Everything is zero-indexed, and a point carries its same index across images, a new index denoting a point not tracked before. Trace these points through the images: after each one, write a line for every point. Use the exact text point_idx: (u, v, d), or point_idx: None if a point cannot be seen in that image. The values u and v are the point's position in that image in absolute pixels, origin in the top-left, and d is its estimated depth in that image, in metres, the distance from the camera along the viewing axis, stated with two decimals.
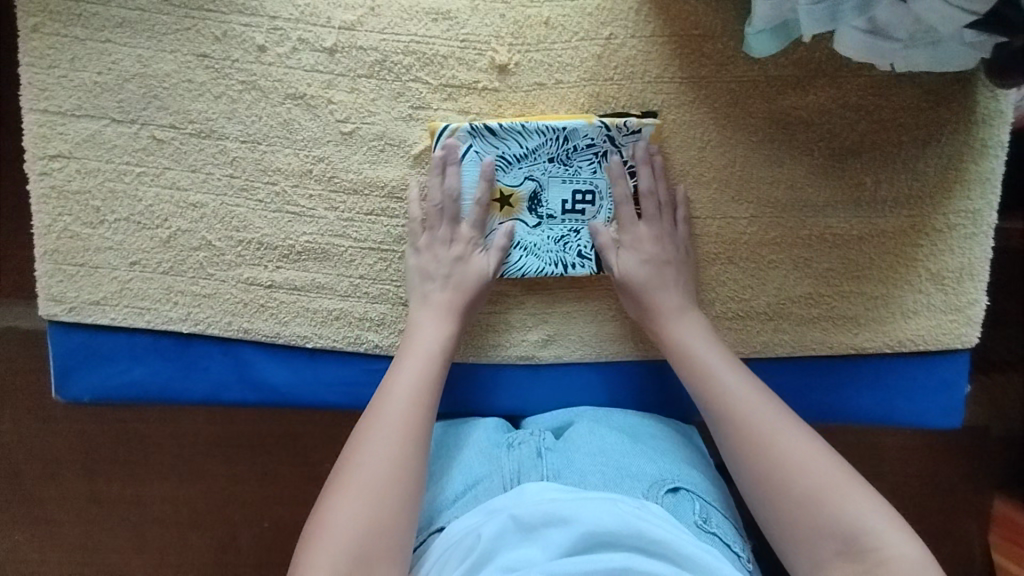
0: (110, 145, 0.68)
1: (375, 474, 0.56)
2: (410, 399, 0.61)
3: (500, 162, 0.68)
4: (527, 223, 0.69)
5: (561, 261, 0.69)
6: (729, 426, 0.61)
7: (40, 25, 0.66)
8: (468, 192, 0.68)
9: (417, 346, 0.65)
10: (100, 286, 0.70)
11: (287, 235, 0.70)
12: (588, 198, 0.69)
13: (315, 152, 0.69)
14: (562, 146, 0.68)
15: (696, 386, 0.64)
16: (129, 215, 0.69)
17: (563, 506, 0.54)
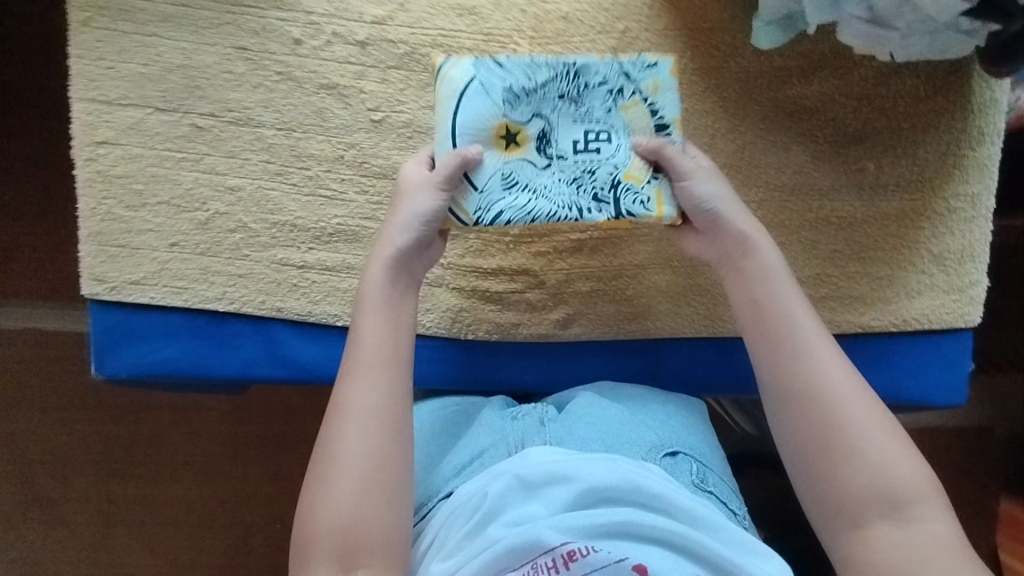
0: (153, 132, 0.72)
1: (359, 447, 0.57)
2: (375, 366, 0.60)
3: (506, 95, 0.65)
4: (535, 164, 0.65)
5: (575, 205, 0.64)
6: (779, 356, 0.61)
7: (92, 19, 0.70)
8: (466, 124, 0.64)
9: (371, 295, 0.62)
10: (140, 267, 0.73)
11: (319, 218, 0.73)
12: (603, 137, 0.65)
13: (347, 139, 0.72)
14: (573, 83, 0.66)
15: (757, 319, 0.63)
16: (168, 198, 0.72)
17: (567, 462, 0.57)
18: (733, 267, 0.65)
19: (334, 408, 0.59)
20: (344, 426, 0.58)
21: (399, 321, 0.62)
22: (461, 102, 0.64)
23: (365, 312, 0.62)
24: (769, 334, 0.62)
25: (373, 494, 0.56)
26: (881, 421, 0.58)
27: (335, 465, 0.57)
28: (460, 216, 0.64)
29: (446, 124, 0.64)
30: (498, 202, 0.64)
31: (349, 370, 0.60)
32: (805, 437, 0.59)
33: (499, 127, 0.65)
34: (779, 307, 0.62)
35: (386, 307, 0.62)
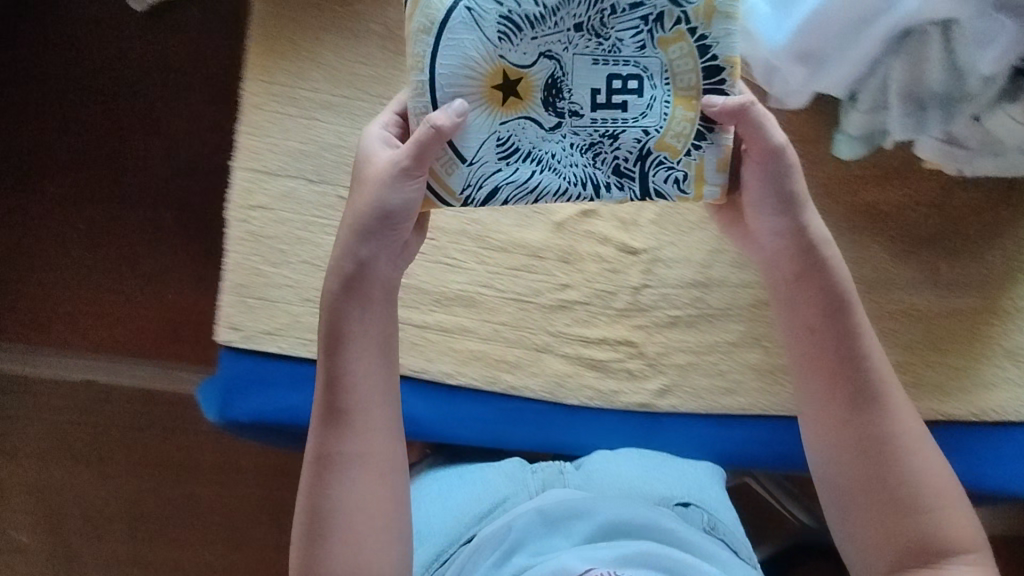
0: (303, 200, 0.81)
1: (360, 491, 0.59)
2: (355, 413, 0.60)
3: (504, 27, 0.56)
4: (542, 123, 0.58)
5: (589, 179, 0.59)
6: (840, 404, 0.61)
7: (264, 104, 0.82)
8: (449, 71, 0.57)
9: (345, 331, 0.60)
10: (274, 318, 0.79)
11: (442, 282, 0.80)
12: (632, 84, 0.57)
13: (472, 215, 0.81)
14: (594, 10, 0.57)
15: (818, 360, 0.62)
16: (308, 258, 0.80)
17: (585, 500, 0.67)
18: (790, 274, 0.62)
19: (318, 459, 0.60)
20: (335, 478, 0.59)
21: (385, 352, 0.61)
22: (451, 32, 0.56)
23: (344, 352, 0.60)
24: (823, 376, 0.62)
25: (375, 541, 0.58)
26: (935, 473, 0.60)
27: (329, 521, 0.59)
28: (449, 196, 0.59)
29: (424, 68, 0.57)
30: (495, 175, 0.59)
31: (329, 417, 0.60)
32: (861, 487, 0.60)
33: (494, 71, 0.57)
34: (839, 346, 0.62)
35: (366, 345, 0.60)
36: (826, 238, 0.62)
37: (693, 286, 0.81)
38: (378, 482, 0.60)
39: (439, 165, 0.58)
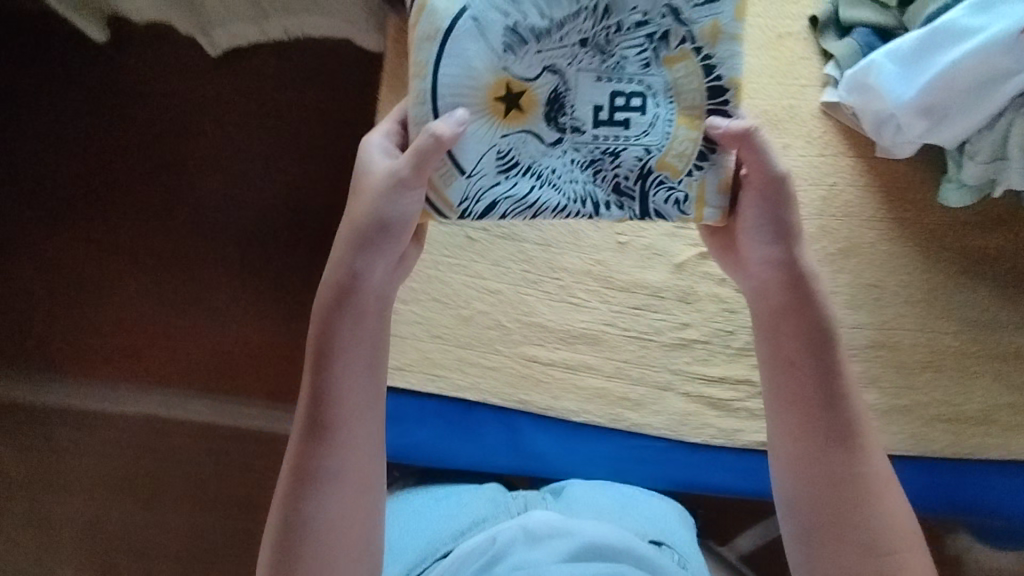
0: (433, 241, 0.83)
1: (340, 500, 0.64)
2: (336, 428, 0.64)
3: (509, 38, 0.60)
4: (542, 138, 0.62)
5: (588, 197, 0.63)
6: (811, 434, 0.63)
7: None
8: (449, 83, 0.60)
9: (334, 342, 0.64)
10: (403, 354, 0.81)
11: (567, 321, 0.82)
12: (635, 101, 0.61)
13: (595, 256, 0.84)
14: (601, 25, 0.60)
15: (793, 389, 0.64)
16: (436, 296, 0.82)
17: (568, 521, 0.67)
18: (778, 302, 0.64)
19: (299, 470, 0.64)
20: (312, 491, 0.64)
21: (370, 367, 0.66)
22: (455, 41, 0.59)
23: (333, 368, 0.64)
24: (798, 409, 0.64)
25: (346, 550, 0.63)
26: (893, 515, 0.62)
27: (304, 530, 0.63)
28: (447, 206, 0.63)
29: (425, 75, 0.60)
30: (493, 189, 0.63)
31: (312, 430, 0.64)
32: (824, 518, 0.62)
33: (497, 83, 0.61)
34: (816, 383, 0.63)
35: (354, 364, 0.65)
36: (815, 272, 0.64)
37: None
38: (360, 493, 0.64)
39: (439, 176, 0.62)
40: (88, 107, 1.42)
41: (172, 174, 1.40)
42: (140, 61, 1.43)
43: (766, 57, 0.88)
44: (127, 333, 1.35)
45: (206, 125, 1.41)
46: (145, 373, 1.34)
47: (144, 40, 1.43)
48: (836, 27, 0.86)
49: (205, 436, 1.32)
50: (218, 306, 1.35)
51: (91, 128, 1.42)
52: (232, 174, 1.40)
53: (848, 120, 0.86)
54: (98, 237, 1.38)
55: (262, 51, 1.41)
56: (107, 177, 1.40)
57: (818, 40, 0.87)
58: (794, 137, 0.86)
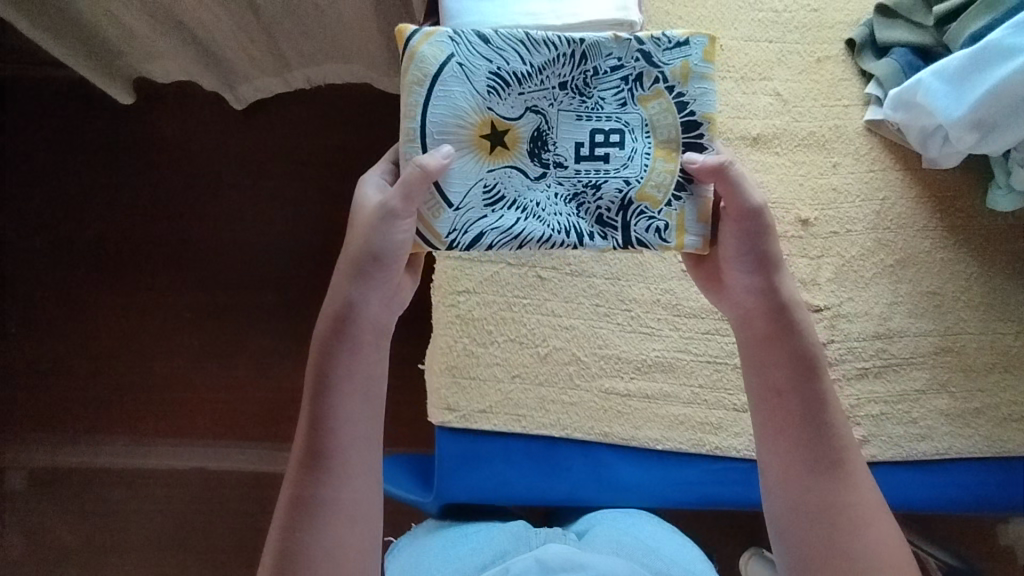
0: (505, 282, 0.86)
1: (333, 535, 0.63)
2: (333, 459, 0.64)
3: (494, 83, 0.66)
4: (526, 173, 0.67)
5: (572, 227, 0.68)
6: (799, 457, 0.64)
7: None
8: (442, 124, 0.66)
9: (331, 374, 0.65)
10: (486, 396, 0.83)
11: (641, 351, 0.84)
12: (614, 137, 0.67)
13: (663, 286, 0.86)
14: (578, 69, 0.67)
15: (779, 411, 0.65)
16: (512, 336, 0.84)
17: (580, 556, 0.67)
18: (760, 330, 0.67)
19: (297, 499, 0.64)
20: (309, 520, 0.63)
21: (367, 399, 0.66)
22: (445, 86, 0.66)
23: (331, 398, 0.65)
24: (786, 435, 0.65)
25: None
26: (889, 541, 0.62)
27: (301, 563, 0.62)
28: (436, 239, 0.67)
29: (416, 117, 0.65)
30: (480, 222, 0.67)
31: (308, 461, 0.64)
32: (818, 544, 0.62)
33: (483, 122, 0.66)
34: (800, 409, 0.65)
35: (351, 394, 0.65)
36: (798, 302, 0.67)
37: (877, 337, 0.85)
38: (355, 528, 0.64)
39: (429, 210, 0.66)
40: (126, 168, 1.45)
41: (212, 229, 1.43)
42: (170, 122, 1.45)
43: (808, 81, 0.91)
44: (179, 387, 1.37)
45: (243, 179, 1.44)
46: (198, 426, 1.35)
47: (177, 99, 1.46)
48: (873, 48, 0.90)
49: (258, 485, 1.34)
50: (265, 355, 1.37)
51: (130, 188, 1.44)
52: (271, 225, 1.42)
53: (894, 135, 0.89)
54: (143, 295, 1.40)
55: (296, 104, 1.45)
56: (148, 236, 1.42)
57: (856, 61, 0.91)
58: (843, 156, 0.89)
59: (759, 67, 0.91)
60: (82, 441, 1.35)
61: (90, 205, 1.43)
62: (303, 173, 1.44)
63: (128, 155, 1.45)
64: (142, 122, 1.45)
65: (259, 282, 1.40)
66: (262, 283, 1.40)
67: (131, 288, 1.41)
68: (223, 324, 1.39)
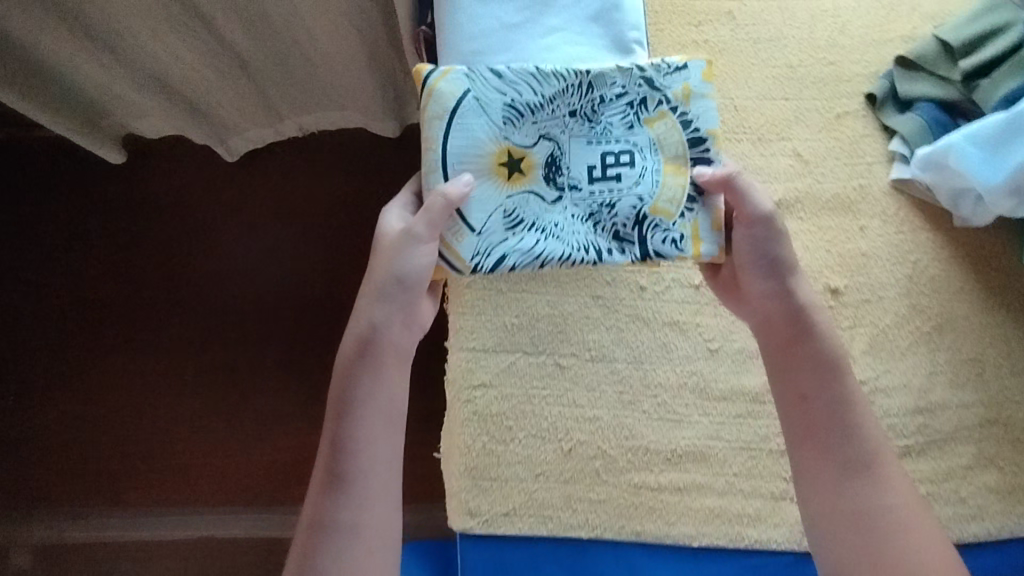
0: (523, 373, 0.81)
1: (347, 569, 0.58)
2: (351, 487, 0.61)
3: (509, 113, 0.67)
4: (543, 197, 0.68)
5: (590, 245, 0.67)
6: (834, 466, 0.62)
7: (472, 282, 0.82)
8: (460, 154, 0.67)
9: (354, 397, 0.63)
10: (510, 498, 0.78)
11: (670, 440, 0.80)
12: (625, 158, 0.68)
13: (690, 367, 0.81)
14: (586, 96, 0.68)
15: (808, 417, 0.64)
16: (534, 431, 0.80)
17: None
18: (783, 336, 0.65)
19: (309, 525, 0.60)
20: (319, 551, 0.59)
21: (388, 424, 0.63)
22: (461, 119, 0.67)
23: (352, 422, 0.62)
24: (819, 445, 0.63)
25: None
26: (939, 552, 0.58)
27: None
28: (456, 264, 0.67)
29: (435, 148, 0.67)
30: (502, 244, 0.67)
31: (327, 488, 0.61)
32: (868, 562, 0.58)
33: (500, 151, 0.68)
34: (832, 415, 0.63)
35: (373, 421, 0.63)
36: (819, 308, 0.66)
37: (918, 411, 0.80)
38: (369, 564, 0.59)
39: (450, 234, 0.66)
40: (119, 235, 1.39)
41: (210, 296, 1.38)
42: (163, 186, 1.41)
43: (829, 139, 0.86)
44: (181, 464, 1.30)
45: (239, 242, 1.39)
46: (200, 500, 1.28)
47: (169, 162, 1.42)
48: (895, 102, 0.85)
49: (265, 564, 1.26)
50: (266, 423, 1.31)
51: (123, 255, 1.39)
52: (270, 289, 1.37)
53: (921, 194, 0.84)
54: (140, 367, 1.34)
55: (290, 163, 1.40)
56: (142, 305, 1.37)
57: (878, 116, 0.86)
58: (870, 218, 0.85)
59: (777, 126, 0.86)
60: (80, 527, 1.28)
61: (83, 276, 1.38)
62: (300, 234, 1.38)
63: (120, 221, 1.40)
64: (134, 187, 1.41)
65: (259, 349, 1.35)
66: (262, 349, 1.35)
67: (127, 361, 1.34)
68: (223, 395, 1.33)
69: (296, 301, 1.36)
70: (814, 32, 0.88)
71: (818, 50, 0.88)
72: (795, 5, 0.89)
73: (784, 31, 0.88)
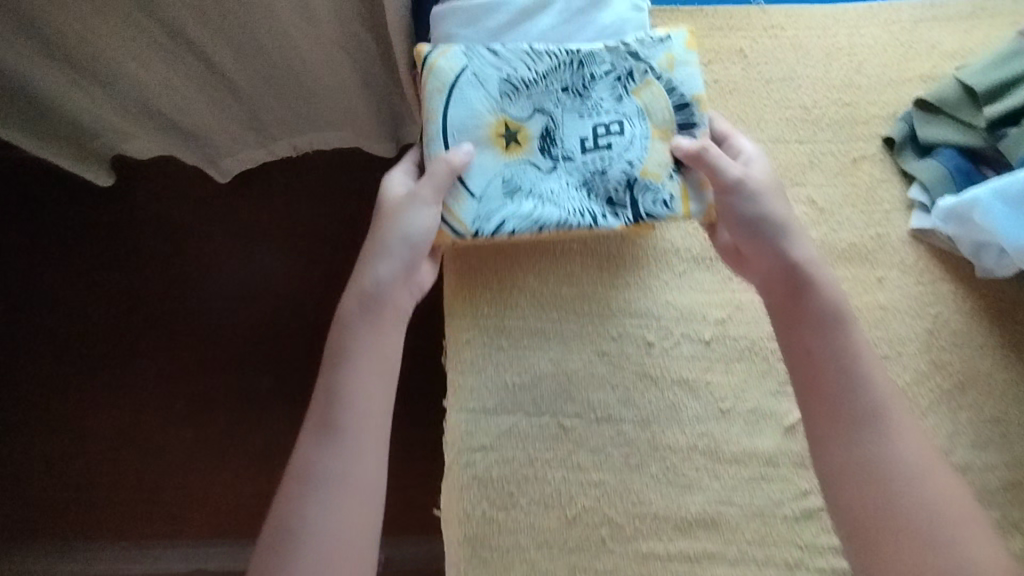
0: (525, 435, 0.77)
1: (338, 509, 0.62)
2: (344, 432, 0.64)
3: (508, 90, 0.75)
4: (538, 166, 0.75)
5: (584, 210, 0.73)
6: (843, 412, 0.63)
7: (472, 337, 0.78)
8: (462, 124, 0.74)
9: (351, 348, 0.67)
10: (511, 569, 0.74)
11: (680, 505, 0.76)
12: (615, 127, 0.75)
13: (700, 428, 0.78)
14: (578, 73, 0.76)
15: (813, 366, 0.66)
16: (537, 496, 0.76)
17: None
18: (782, 294, 0.69)
19: (302, 468, 0.63)
20: (312, 492, 0.62)
21: (383, 375, 0.67)
22: (460, 90, 0.74)
23: (346, 374, 0.66)
24: (820, 401, 0.64)
25: (337, 561, 0.60)
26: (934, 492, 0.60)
27: (301, 532, 0.60)
28: (456, 228, 0.72)
29: (436, 118, 0.74)
30: (502, 208, 0.73)
31: (321, 430, 0.64)
32: (874, 499, 0.60)
33: (498, 122, 0.75)
34: (820, 362, 0.66)
35: (363, 373, 0.66)
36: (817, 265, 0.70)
37: None
38: (360, 506, 0.63)
39: (449, 198, 0.72)
40: (105, 266, 1.35)
41: (197, 330, 1.32)
42: (149, 215, 1.36)
43: (845, 185, 0.82)
44: (166, 508, 1.25)
45: (229, 273, 1.34)
46: (189, 539, 1.23)
47: (155, 190, 1.36)
48: (914, 146, 0.81)
49: None
50: (255, 460, 1.26)
51: (109, 286, 1.34)
52: (259, 324, 1.31)
53: (942, 243, 0.80)
54: (125, 405, 1.29)
55: (280, 191, 1.34)
56: (129, 340, 1.32)
57: (896, 160, 0.82)
58: (888, 269, 0.81)
59: (791, 171, 0.82)
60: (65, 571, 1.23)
61: (68, 310, 1.33)
62: (290, 266, 1.32)
63: (106, 252, 1.35)
64: (120, 216, 1.36)
65: (246, 387, 1.29)
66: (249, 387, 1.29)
67: (112, 399, 1.29)
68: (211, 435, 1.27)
69: (286, 330, 1.31)
70: (828, 72, 0.84)
71: (833, 90, 0.84)
72: (809, 43, 0.85)
73: (797, 70, 0.84)
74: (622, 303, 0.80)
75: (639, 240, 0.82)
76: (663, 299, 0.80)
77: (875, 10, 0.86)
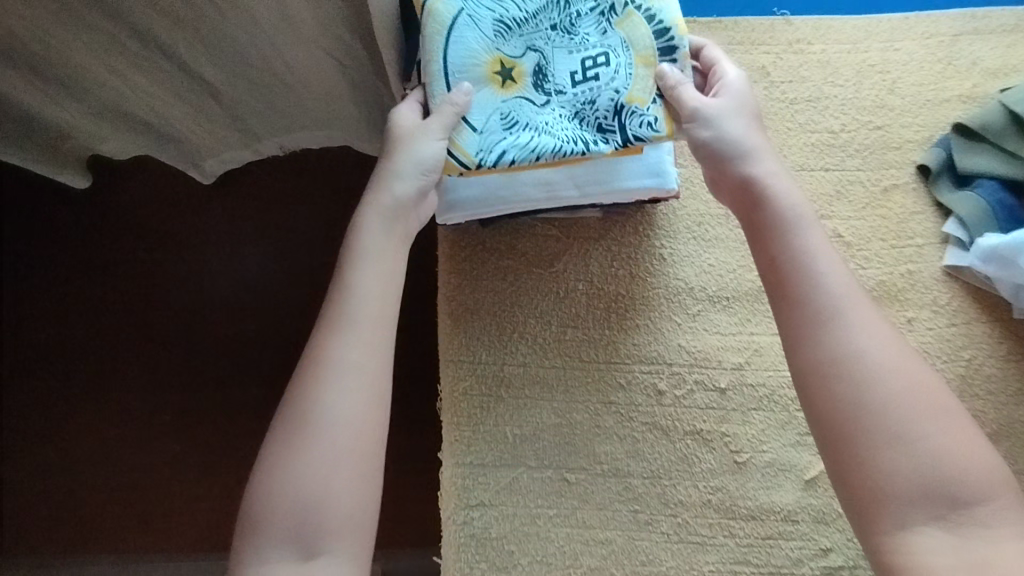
0: (526, 491, 0.72)
1: (340, 406, 0.56)
2: (351, 323, 0.59)
3: (498, 27, 0.62)
4: (534, 100, 0.62)
5: (580, 138, 0.62)
6: (821, 323, 0.54)
7: (470, 387, 0.74)
8: (455, 58, 0.62)
9: (360, 249, 0.61)
10: None
11: (692, 565, 0.71)
12: (602, 59, 0.62)
13: (713, 483, 0.72)
14: (564, 10, 0.63)
15: (788, 279, 0.56)
16: (538, 556, 0.71)
17: None
18: (747, 208, 0.60)
19: (313, 363, 0.58)
20: (326, 385, 0.57)
21: (392, 271, 0.62)
22: (448, 29, 0.61)
23: (356, 265, 0.61)
24: (793, 312, 0.55)
25: (350, 462, 0.56)
26: (920, 393, 0.51)
27: (315, 427, 0.56)
28: (462, 160, 0.62)
29: (436, 59, 0.62)
30: (500, 142, 0.62)
31: (329, 321, 0.59)
32: (859, 417, 0.51)
33: (493, 60, 0.62)
34: (787, 272, 0.56)
35: (382, 271, 0.61)
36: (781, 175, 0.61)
37: None
38: (362, 407, 0.57)
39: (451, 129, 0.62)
40: (30, 276, 1.14)
41: (136, 355, 1.12)
42: (82, 219, 1.14)
43: (874, 217, 0.76)
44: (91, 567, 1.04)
45: (173, 287, 1.12)
46: None
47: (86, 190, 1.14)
48: (951, 175, 0.75)
49: None
50: None
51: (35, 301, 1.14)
52: (209, 348, 1.11)
53: (980, 282, 0.73)
54: (56, 442, 1.10)
55: (236, 196, 1.12)
56: (58, 363, 1.12)
57: (930, 190, 0.76)
58: (919, 308, 0.74)
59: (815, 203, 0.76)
60: None
61: None
62: (243, 280, 1.11)
63: (30, 260, 1.14)
64: (48, 219, 1.15)
65: (193, 423, 1.09)
66: (197, 423, 1.09)
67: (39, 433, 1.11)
68: (153, 477, 1.08)
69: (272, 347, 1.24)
70: (859, 91, 0.78)
71: (864, 111, 0.78)
72: (836, 59, 0.79)
73: (825, 90, 0.79)
74: (631, 348, 0.75)
75: (648, 279, 0.77)
76: (675, 343, 0.75)
77: (912, 20, 0.80)
